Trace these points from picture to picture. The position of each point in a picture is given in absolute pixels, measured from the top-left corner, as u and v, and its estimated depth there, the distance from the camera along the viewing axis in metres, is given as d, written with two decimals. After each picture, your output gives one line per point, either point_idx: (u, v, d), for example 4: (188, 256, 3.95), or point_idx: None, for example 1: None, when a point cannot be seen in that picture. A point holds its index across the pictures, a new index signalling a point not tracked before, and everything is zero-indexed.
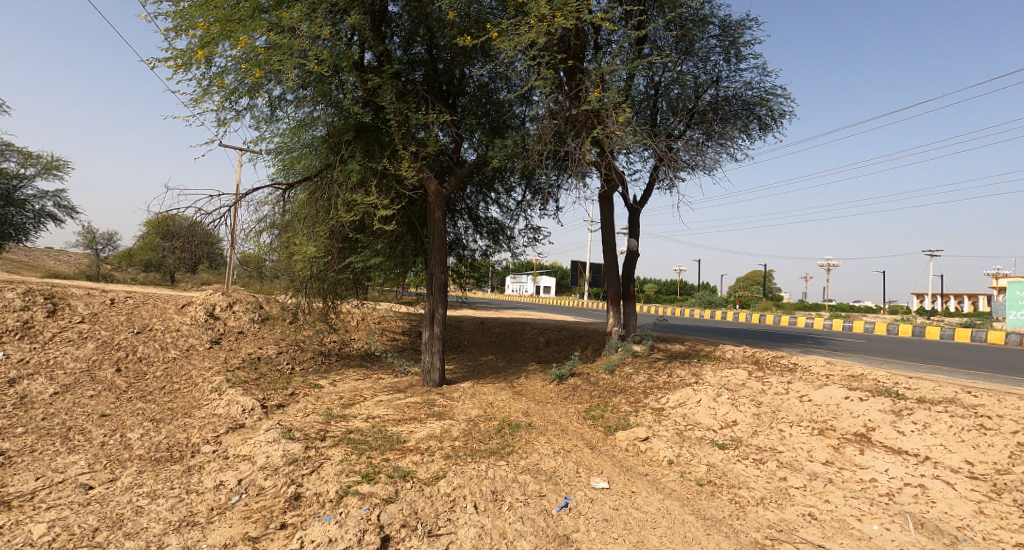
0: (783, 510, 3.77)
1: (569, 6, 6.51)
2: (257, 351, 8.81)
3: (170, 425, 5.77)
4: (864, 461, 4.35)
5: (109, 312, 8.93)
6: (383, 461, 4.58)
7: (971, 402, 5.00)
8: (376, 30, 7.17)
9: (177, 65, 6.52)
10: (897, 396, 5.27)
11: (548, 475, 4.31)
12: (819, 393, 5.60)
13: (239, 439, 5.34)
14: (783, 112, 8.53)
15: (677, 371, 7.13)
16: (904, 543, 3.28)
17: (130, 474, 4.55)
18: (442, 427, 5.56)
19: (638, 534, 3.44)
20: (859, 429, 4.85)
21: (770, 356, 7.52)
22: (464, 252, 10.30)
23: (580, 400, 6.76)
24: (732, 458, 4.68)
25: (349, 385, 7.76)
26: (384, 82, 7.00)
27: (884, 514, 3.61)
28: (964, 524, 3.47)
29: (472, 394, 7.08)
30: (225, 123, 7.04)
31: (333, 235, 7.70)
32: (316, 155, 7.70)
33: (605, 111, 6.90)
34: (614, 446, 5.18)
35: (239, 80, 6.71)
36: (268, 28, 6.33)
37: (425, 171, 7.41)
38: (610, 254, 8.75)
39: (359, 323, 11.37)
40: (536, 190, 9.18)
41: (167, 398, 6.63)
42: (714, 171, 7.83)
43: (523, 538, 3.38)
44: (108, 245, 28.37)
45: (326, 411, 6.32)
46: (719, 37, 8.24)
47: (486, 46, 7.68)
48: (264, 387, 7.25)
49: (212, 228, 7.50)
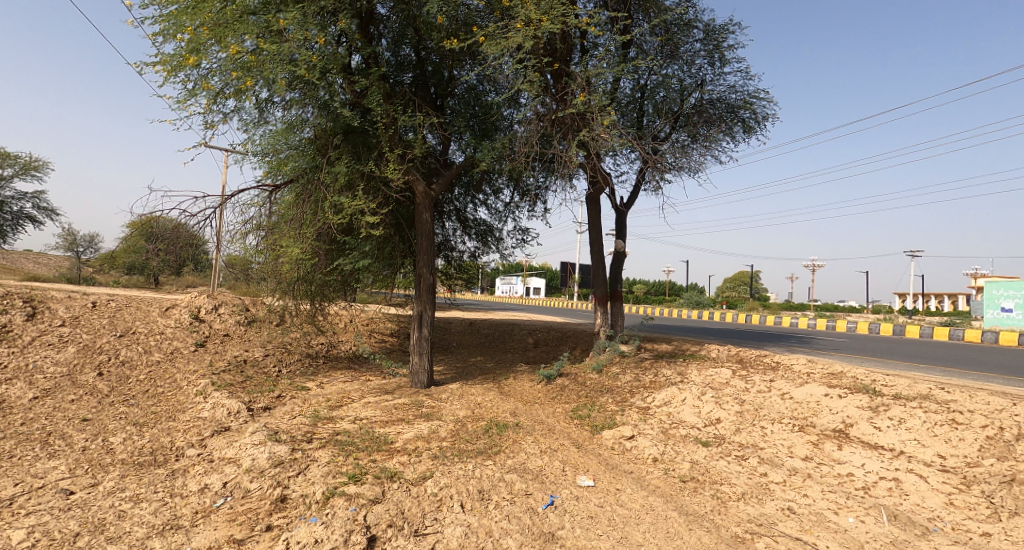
0: (764, 504, 3.86)
1: (555, 10, 6.63)
2: (243, 354, 8.76)
3: (153, 429, 5.73)
4: (841, 456, 4.44)
5: (90, 314, 8.85)
6: (371, 462, 4.59)
7: (944, 397, 5.10)
8: (364, 31, 7.17)
9: (165, 68, 6.55)
10: (874, 392, 5.40)
11: (535, 474, 4.35)
12: (800, 391, 5.71)
13: (225, 442, 5.32)
14: (766, 115, 8.68)
15: (663, 370, 7.21)
16: (878, 534, 3.38)
17: (112, 479, 4.51)
18: (430, 428, 5.58)
19: (622, 530, 3.50)
20: (837, 426, 4.96)
21: (753, 356, 7.61)
22: (452, 254, 10.34)
23: (568, 400, 6.81)
24: (715, 455, 4.76)
25: (337, 387, 7.75)
26: (372, 84, 7.04)
27: (860, 507, 3.71)
28: (935, 515, 3.59)
29: (461, 395, 7.11)
30: (211, 125, 7.01)
31: (320, 237, 7.70)
32: (303, 157, 7.65)
33: (592, 114, 7.00)
34: (601, 445, 5.23)
35: (225, 82, 6.69)
36: (257, 31, 6.40)
37: (413, 172, 7.42)
38: (598, 255, 8.84)
39: (347, 325, 11.39)
40: (524, 193, 9.27)
41: (150, 402, 6.58)
42: (700, 173, 7.93)
43: (509, 536, 3.42)
44: (89, 246, 27.82)
45: (313, 412, 6.31)
46: (704, 41, 8.37)
47: (474, 49, 7.73)
48: (250, 389, 7.21)
49: (197, 229, 7.44)
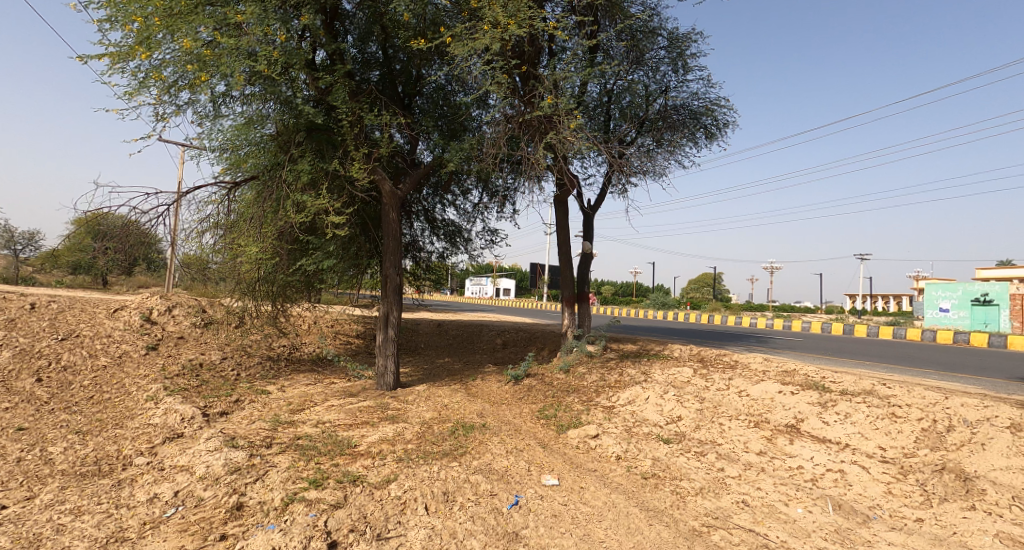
0: (720, 498, 3.99)
1: (522, 13, 6.68)
2: (199, 357, 8.48)
3: (98, 437, 5.50)
4: (792, 450, 4.64)
5: (29, 316, 8.41)
6: (333, 467, 4.53)
7: (887, 392, 5.39)
8: (328, 26, 7.07)
9: (111, 57, 6.29)
10: (824, 389, 5.65)
11: (500, 475, 4.38)
12: (756, 388, 5.91)
13: (177, 449, 5.14)
14: (727, 122, 8.96)
15: (628, 370, 7.35)
16: (824, 524, 3.55)
17: (52, 491, 4.31)
18: (395, 431, 5.53)
19: (584, 527, 3.57)
20: (790, 421, 5.17)
21: (714, 355, 7.85)
22: (420, 254, 10.27)
23: (535, 400, 6.87)
24: (676, 452, 4.89)
25: (299, 390, 7.60)
26: (336, 81, 6.94)
27: (808, 498, 3.89)
28: (875, 503, 3.79)
29: (427, 396, 7.07)
30: (162, 117, 6.77)
31: (282, 236, 7.53)
32: (264, 154, 7.44)
33: (559, 117, 7.08)
34: (566, 444, 5.30)
35: (179, 75, 6.48)
36: (214, 24, 6.24)
37: (379, 172, 7.34)
38: (565, 256, 8.94)
39: (310, 327, 11.18)
40: (493, 194, 9.30)
41: (95, 409, 6.30)
42: (664, 177, 8.12)
43: (473, 537, 3.44)
44: (29, 245, 26.28)
45: (273, 417, 6.17)
46: (668, 49, 8.58)
47: (442, 48, 7.72)
48: (206, 394, 6.99)
49: (148, 228, 7.17)
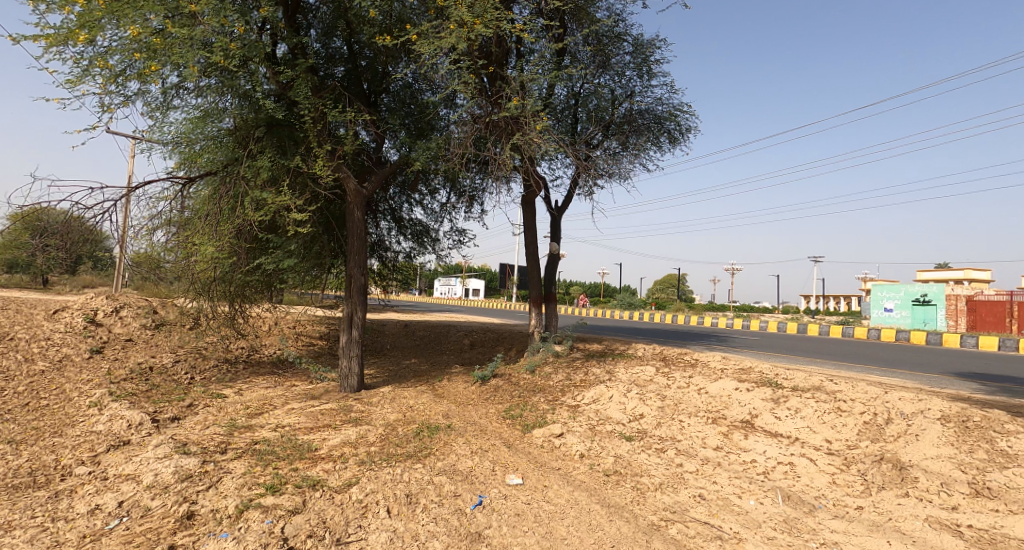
0: (678, 493, 4.10)
1: (489, 13, 6.69)
2: (149, 361, 8.15)
3: (34, 447, 5.22)
4: (747, 445, 4.80)
5: None
6: (292, 471, 4.44)
7: (834, 387, 5.65)
8: (289, 20, 6.92)
9: (51, 42, 5.98)
10: (778, 385, 5.87)
11: (464, 475, 4.38)
12: (714, 385, 6.09)
13: (123, 457, 4.93)
14: (689, 127, 9.20)
15: (592, 369, 7.45)
16: (773, 515, 3.69)
17: None
18: (358, 433, 5.46)
19: (546, 525, 3.61)
20: (745, 417, 5.35)
21: (676, 353, 8.04)
22: (387, 254, 10.14)
23: (501, 400, 6.89)
24: (637, 449, 4.99)
25: (258, 393, 7.41)
26: (298, 76, 6.80)
27: (760, 490, 4.04)
28: (821, 493, 3.97)
29: (392, 398, 7.01)
30: (108, 107, 6.49)
31: (240, 235, 7.31)
32: (221, 149, 7.18)
33: (526, 118, 7.12)
34: (530, 443, 5.35)
35: (126, 64, 6.23)
36: (164, 12, 6.02)
37: (343, 170, 7.22)
38: (532, 257, 9.00)
39: (271, 328, 10.90)
40: (460, 194, 9.27)
41: (31, 416, 5.98)
42: (628, 180, 8.28)
43: (436, 538, 3.43)
44: None
45: (230, 421, 5.99)
46: (633, 54, 8.75)
47: (408, 46, 7.66)
48: (157, 399, 6.72)
49: (94, 224, 6.85)
